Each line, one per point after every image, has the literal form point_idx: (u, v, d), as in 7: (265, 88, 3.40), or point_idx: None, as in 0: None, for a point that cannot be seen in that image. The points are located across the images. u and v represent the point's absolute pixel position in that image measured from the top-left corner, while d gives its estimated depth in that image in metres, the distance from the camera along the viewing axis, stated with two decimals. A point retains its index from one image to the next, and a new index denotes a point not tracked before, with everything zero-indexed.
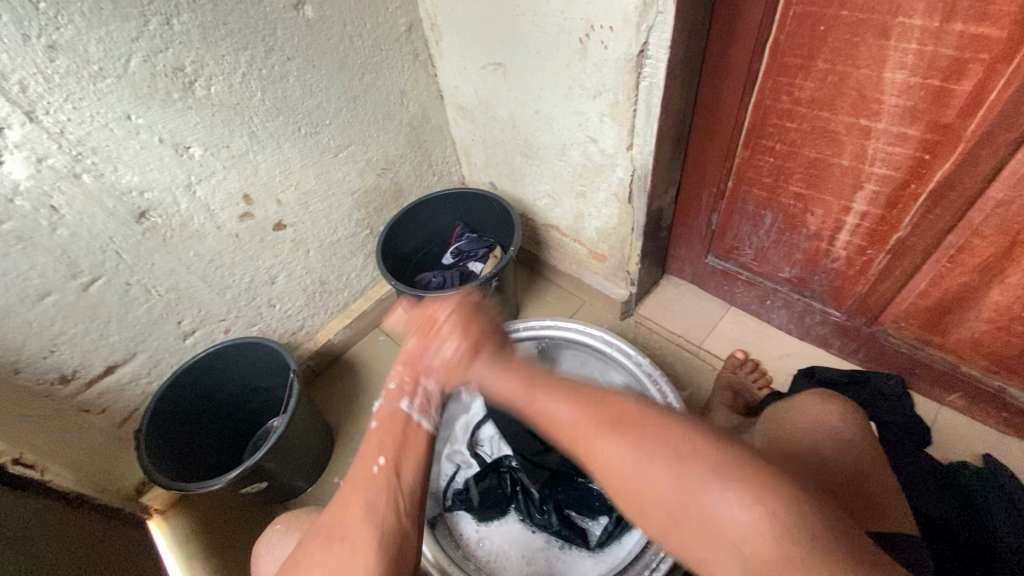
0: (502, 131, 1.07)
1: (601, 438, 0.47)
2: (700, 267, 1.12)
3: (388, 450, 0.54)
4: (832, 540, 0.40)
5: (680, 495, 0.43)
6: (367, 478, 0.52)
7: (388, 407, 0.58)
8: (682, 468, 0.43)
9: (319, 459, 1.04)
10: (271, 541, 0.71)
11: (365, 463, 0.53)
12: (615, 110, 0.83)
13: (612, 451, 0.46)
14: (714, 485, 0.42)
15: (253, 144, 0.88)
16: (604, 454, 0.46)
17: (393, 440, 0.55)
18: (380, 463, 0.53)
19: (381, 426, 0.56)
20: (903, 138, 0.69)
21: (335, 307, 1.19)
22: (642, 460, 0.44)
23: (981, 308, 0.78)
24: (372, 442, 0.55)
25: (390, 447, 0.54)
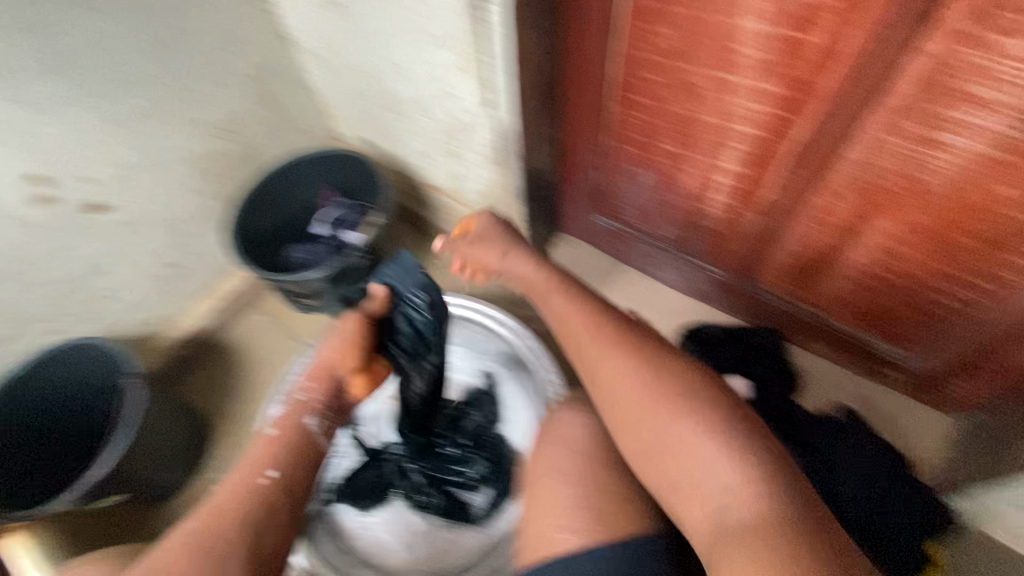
0: (360, 81, 0.93)
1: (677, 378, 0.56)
2: (590, 225, 1.07)
3: (276, 463, 0.61)
4: (768, 511, 0.45)
5: (763, 443, 0.50)
6: (251, 487, 0.58)
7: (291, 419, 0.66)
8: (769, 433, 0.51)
9: (192, 455, 0.97)
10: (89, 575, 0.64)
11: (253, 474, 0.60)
12: (465, 61, 0.72)
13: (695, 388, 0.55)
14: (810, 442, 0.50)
15: (27, 113, 0.71)
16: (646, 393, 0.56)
17: (283, 452, 0.63)
18: (267, 475, 0.60)
19: (281, 436, 0.64)
20: (762, 94, 0.63)
21: (197, 289, 1.07)
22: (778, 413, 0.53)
23: (843, 267, 0.77)
24: (260, 453, 0.63)
25: (281, 461, 0.62)
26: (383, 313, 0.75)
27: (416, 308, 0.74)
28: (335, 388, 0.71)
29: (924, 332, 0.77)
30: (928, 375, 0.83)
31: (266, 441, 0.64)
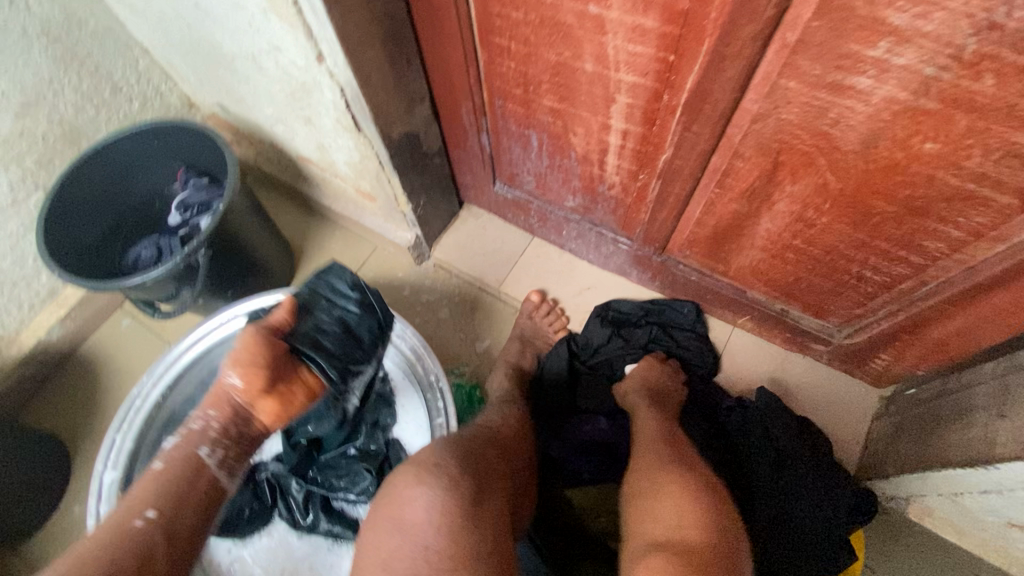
0: (183, 34, 0.75)
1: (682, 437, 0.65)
2: (492, 196, 0.93)
3: (161, 504, 0.53)
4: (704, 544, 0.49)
5: (658, 472, 0.57)
6: (129, 533, 0.51)
7: (184, 449, 0.58)
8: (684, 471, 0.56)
9: (44, 490, 0.84)
10: None
11: (128, 517, 0.52)
12: (274, 3, 0.56)
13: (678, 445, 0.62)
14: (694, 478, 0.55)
15: None
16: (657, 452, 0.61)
17: (173, 490, 0.55)
18: (148, 517, 0.52)
19: (164, 471, 0.56)
20: (641, 32, 0.50)
21: (37, 298, 0.90)
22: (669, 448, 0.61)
23: (756, 237, 0.67)
24: (147, 489, 0.55)
25: (166, 504, 0.54)
26: (290, 324, 0.67)
27: (343, 304, 0.72)
28: (243, 415, 0.61)
29: (846, 304, 0.69)
30: (851, 349, 0.75)
31: (151, 477, 0.56)
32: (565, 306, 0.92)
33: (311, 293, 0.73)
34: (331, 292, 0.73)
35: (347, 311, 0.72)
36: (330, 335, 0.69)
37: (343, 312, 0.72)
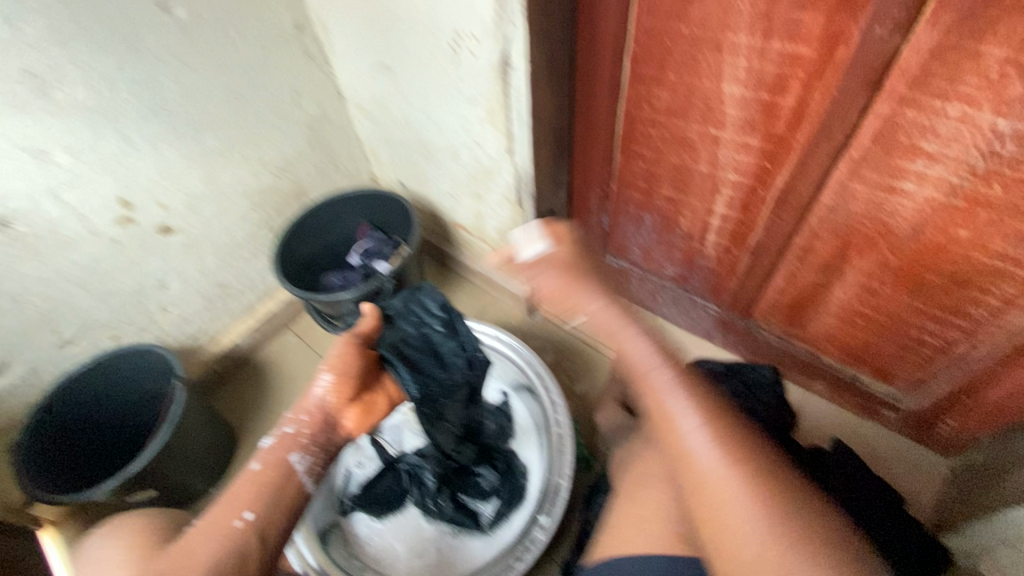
0: (400, 132, 1.07)
1: (676, 405, 0.59)
2: (599, 265, 1.15)
3: (254, 507, 0.62)
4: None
5: (700, 470, 0.56)
6: (226, 531, 0.59)
7: (277, 456, 0.67)
8: (751, 474, 0.55)
9: (219, 460, 1.05)
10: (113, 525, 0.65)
11: (228, 517, 0.60)
12: (492, 116, 0.85)
13: (680, 434, 0.58)
14: (753, 474, 0.55)
15: (127, 149, 0.86)
16: (675, 429, 0.59)
17: (260, 494, 0.64)
18: (245, 517, 0.61)
19: (261, 474, 0.66)
20: (746, 147, 0.73)
21: (240, 309, 1.17)
22: (688, 426, 0.58)
23: (829, 304, 0.84)
24: (246, 492, 0.63)
25: (258, 505, 0.62)
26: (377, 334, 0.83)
27: (431, 322, 0.90)
28: (330, 420, 0.75)
29: (909, 368, 0.83)
30: (919, 414, 0.87)
31: (251, 477, 0.65)
32: None
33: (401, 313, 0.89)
34: (423, 310, 0.90)
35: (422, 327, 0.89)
36: (411, 346, 0.86)
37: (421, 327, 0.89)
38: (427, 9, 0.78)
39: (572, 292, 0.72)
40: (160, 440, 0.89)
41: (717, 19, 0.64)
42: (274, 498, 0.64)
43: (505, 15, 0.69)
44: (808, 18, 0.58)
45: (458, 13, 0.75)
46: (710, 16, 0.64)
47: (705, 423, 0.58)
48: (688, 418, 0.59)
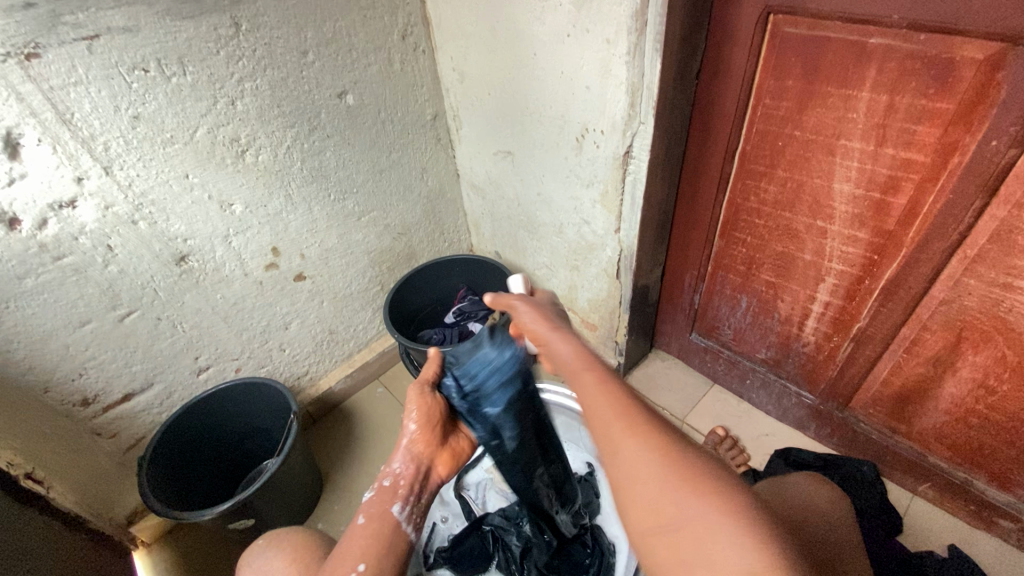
0: (508, 208, 1.20)
1: (591, 378, 0.46)
2: (685, 343, 1.18)
3: (368, 557, 0.59)
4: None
5: (616, 431, 0.42)
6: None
7: (382, 506, 0.65)
8: (698, 475, 0.38)
9: (306, 502, 1.07)
10: (252, 554, 0.75)
11: (344, 566, 0.57)
12: (605, 198, 0.95)
13: (594, 394, 0.45)
14: (697, 478, 0.38)
15: (287, 205, 1.00)
16: (596, 406, 0.44)
17: (374, 546, 0.60)
18: (360, 568, 0.57)
19: (365, 530, 0.62)
20: (854, 240, 0.79)
21: (341, 356, 1.28)
22: (597, 403, 0.44)
23: (939, 400, 0.83)
24: (358, 543, 0.60)
25: (371, 556, 0.59)
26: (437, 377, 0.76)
27: None
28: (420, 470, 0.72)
29: None
30: None
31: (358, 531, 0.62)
32: (743, 445, 1.07)
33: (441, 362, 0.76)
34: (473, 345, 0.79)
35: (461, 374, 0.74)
36: None
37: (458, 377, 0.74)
38: (560, 106, 0.90)
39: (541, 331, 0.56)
40: (272, 470, 0.95)
41: (832, 126, 0.72)
42: (383, 549, 0.60)
43: (635, 114, 0.80)
44: (922, 130, 0.66)
45: (590, 111, 0.86)
46: (824, 124, 0.73)
47: (620, 403, 0.43)
48: (600, 393, 0.45)
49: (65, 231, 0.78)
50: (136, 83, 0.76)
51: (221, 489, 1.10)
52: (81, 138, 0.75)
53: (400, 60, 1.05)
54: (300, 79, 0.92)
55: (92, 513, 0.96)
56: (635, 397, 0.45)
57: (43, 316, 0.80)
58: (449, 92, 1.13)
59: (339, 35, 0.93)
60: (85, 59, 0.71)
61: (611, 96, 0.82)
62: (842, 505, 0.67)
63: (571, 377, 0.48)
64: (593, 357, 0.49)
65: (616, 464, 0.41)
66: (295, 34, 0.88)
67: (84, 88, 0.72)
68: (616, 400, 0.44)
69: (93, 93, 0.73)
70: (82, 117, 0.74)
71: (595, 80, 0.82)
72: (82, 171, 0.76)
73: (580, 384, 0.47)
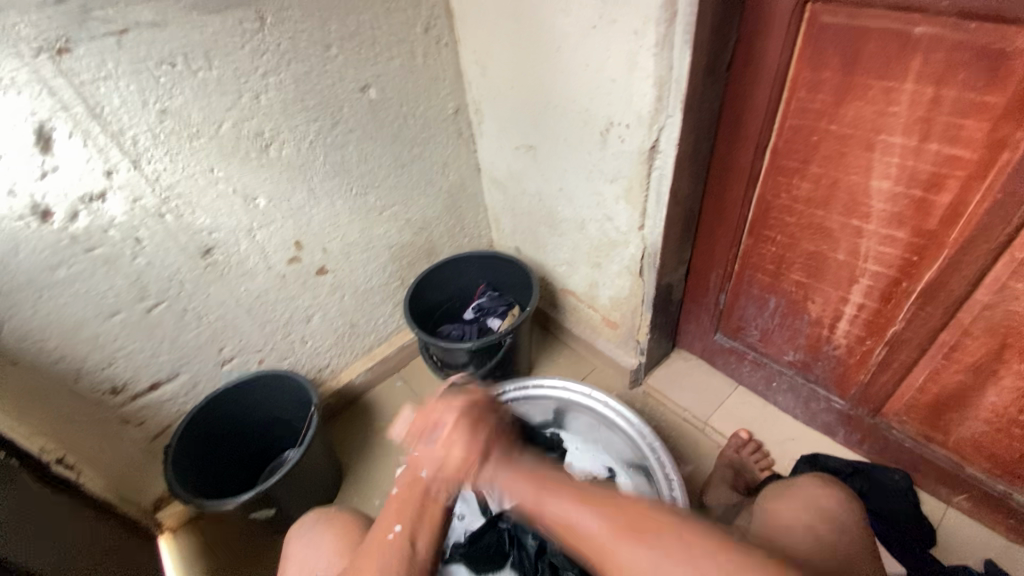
0: (529, 203, 1.18)
1: (567, 509, 0.46)
2: (708, 343, 1.16)
3: (404, 519, 0.56)
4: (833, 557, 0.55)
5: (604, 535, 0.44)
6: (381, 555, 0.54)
7: (416, 468, 0.60)
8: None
9: (326, 494, 1.08)
10: (303, 527, 0.76)
11: (382, 532, 0.56)
12: (629, 194, 0.93)
13: (581, 524, 0.45)
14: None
15: (310, 199, 1.00)
16: (597, 539, 0.44)
17: (412, 521, 0.57)
18: (395, 531, 0.56)
19: (404, 527, 0.55)
20: (891, 240, 0.75)
21: (361, 349, 1.29)
22: (585, 526, 0.45)
23: (979, 409, 0.80)
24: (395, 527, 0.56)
25: (405, 518, 0.56)
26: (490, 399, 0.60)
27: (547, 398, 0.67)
28: None
29: None
30: None
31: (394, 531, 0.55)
32: (768, 449, 1.04)
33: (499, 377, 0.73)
34: None
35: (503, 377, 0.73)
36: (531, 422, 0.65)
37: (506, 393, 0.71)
38: (584, 99, 0.88)
39: (485, 473, 0.52)
40: (293, 461, 0.95)
41: (871, 121, 0.69)
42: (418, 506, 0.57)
43: (662, 107, 0.78)
44: (969, 124, 0.62)
45: (615, 104, 0.84)
46: (863, 118, 0.69)
47: (604, 522, 0.45)
48: (580, 514, 0.46)
49: (95, 224, 0.79)
50: (164, 77, 0.77)
51: (244, 478, 1.12)
52: (111, 132, 0.76)
53: (423, 53, 1.04)
54: (324, 74, 0.92)
55: (119, 498, 0.98)
56: (603, 498, 0.47)
57: (75, 307, 0.82)
58: (471, 86, 1.12)
59: (362, 28, 0.93)
60: (114, 53, 0.72)
61: (637, 90, 0.79)
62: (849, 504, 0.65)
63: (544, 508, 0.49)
64: (544, 477, 0.50)
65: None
66: (319, 28, 0.88)
67: (114, 83, 0.73)
68: (589, 516, 0.45)
69: (122, 88, 0.74)
70: (112, 112, 0.75)
71: (622, 72, 0.80)
72: (112, 165, 0.78)
73: (558, 514, 0.47)
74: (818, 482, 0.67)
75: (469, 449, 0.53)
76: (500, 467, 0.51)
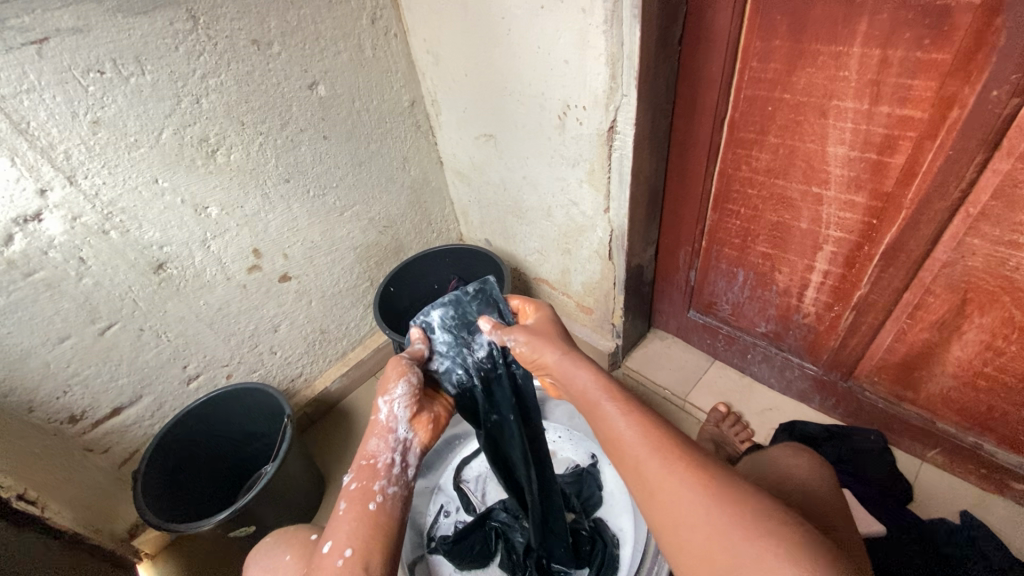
0: (494, 193, 1.16)
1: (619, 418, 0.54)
2: (683, 321, 1.16)
3: (356, 543, 0.52)
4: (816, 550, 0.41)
5: (593, 396, 0.58)
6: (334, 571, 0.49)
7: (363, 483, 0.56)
8: (696, 474, 0.47)
9: (309, 503, 1.06)
10: (259, 552, 0.71)
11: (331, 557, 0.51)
12: (591, 177, 0.91)
13: (620, 429, 0.53)
14: (705, 491, 0.45)
15: (265, 205, 0.97)
16: (586, 389, 0.59)
17: (363, 528, 0.53)
18: (347, 555, 0.51)
19: (351, 510, 0.54)
20: (851, 205, 0.76)
21: (334, 355, 1.26)
22: (619, 424, 0.53)
23: (946, 365, 0.81)
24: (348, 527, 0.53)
25: (358, 541, 0.52)
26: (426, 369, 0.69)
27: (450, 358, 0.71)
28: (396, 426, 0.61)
29: None
30: None
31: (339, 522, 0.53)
32: (747, 420, 1.05)
33: (454, 302, 0.75)
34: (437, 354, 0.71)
35: (453, 304, 0.75)
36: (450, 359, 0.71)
37: (441, 318, 0.73)
38: (539, 83, 0.86)
39: (558, 363, 0.63)
40: (269, 474, 0.93)
41: (823, 87, 0.69)
42: (375, 530, 0.53)
43: (616, 86, 0.77)
44: (918, 84, 0.62)
45: (569, 86, 0.83)
46: (815, 85, 0.69)
47: (590, 380, 0.59)
48: (618, 413, 0.54)
49: (33, 246, 0.75)
50: (92, 86, 0.72)
51: (222, 496, 1.09)
52: (40, 147, 0.71)
53: (371, 45, 1.01)
54: (268, 73, 0.88)
55: (90, 530, 0.94)
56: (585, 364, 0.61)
57: (19, 335, 0.78)
58: (425, 77, 1.09)
59: (304, 23, 0.89)
60: (35, 64, 0.67)
61: (590, 69, 0.78)
62: (821, 465, 0.66)
63: (592, 412, 0.57)
64: (614, 387, 0.58)
65: (656, 495, 0.47)
66: (258, 24, 0.84)
67: (38, 95, 0.69)
68: (635, 425, 0.52)
69: (48, 100, 0.70)
70: (39, 126, 0.70)
71: (573, 52, 0.78)
72: (45, 182, 0.73)
73: (607, 420, 0.55)
74: (785, 448, 0.71)
75: (550, 349, 0.64)
76: (571, 365, 0.61)
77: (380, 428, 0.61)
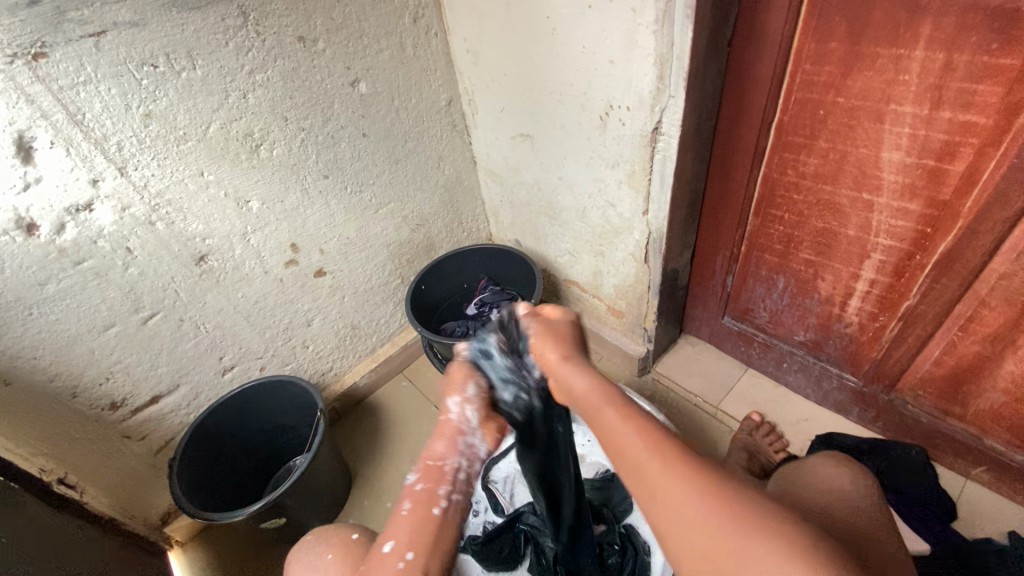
0: (528, 194, 1.16)
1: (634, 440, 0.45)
2: (716, 327, 1.14)
3: (416, 545, 0.52)
4: None
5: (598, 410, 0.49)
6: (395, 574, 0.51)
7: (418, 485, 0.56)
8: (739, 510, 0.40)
9: (336, 499, 1.06)
10: (299, 551, 0.71)
11: (392, 559, 0.52)
12: (631, 179, 0.91)
13: (639, 454, 0.44)
14: (752, 531, 0.39)
15: (304, 200, 0.98)
16: (587, 398, 0.50)
17: (423, 527, 0.53)
18: (408, 558, 0.52)
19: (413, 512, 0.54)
20: (904, 212, 0.74)
21: (363, 351, 1.27)
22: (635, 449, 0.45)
23: (998, 380, 0.78)
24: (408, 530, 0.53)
25: (420, 543, 0.52)
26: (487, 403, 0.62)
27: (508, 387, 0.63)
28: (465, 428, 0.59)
29: None
30: None
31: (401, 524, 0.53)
32: (782, 431, 1.03)
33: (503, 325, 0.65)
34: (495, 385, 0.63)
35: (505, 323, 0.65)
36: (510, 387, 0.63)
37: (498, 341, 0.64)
38: (582, 83, 0.86)
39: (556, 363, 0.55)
40: (301, 468, 0.93)
41: (880, 91, 0.67)
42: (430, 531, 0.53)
43: (664, 87, 0.76)
44: (983, 89, 0.60)
45: (614, 86, 0.82)
46: (872, 89, 0.68)
47: (592, 386, 0.51)
48: (622, 421, 0.47)
49: (83, 235, 0.76)
50: (146, 79, 0.74)
51: (252, 487, 1.10)
52: (94, 139, 0.73)
53: (412, 44, 1.01)
54: (312, 69, 0.89)
55: (125, 516, 0.96)
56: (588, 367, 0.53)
57: (67, 321, 0.79)
58: (463, 76, 1.09)
59: (349, 20, 0.90)
60: (92, 56, 0.69)
61: (638, 69, 0.77)
62: (866, 480, 0.65)
63: (599, 428, 0.49)
64: (614, 394, 0.50)
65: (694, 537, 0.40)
66: (304, 21, 0.85)
67: (94, 86, 0.70)
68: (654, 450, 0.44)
69: (103, 92, 0.71)
70: (94, 117, 0.71)
71: (620, 52, 0.77)
72: (97, 173, 0.74)
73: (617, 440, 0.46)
74: (825, 457, 0.70)
75: (553, 349, 0.56)
76: (568, 366, 0.54)
77: (449, 429, 0.59)
